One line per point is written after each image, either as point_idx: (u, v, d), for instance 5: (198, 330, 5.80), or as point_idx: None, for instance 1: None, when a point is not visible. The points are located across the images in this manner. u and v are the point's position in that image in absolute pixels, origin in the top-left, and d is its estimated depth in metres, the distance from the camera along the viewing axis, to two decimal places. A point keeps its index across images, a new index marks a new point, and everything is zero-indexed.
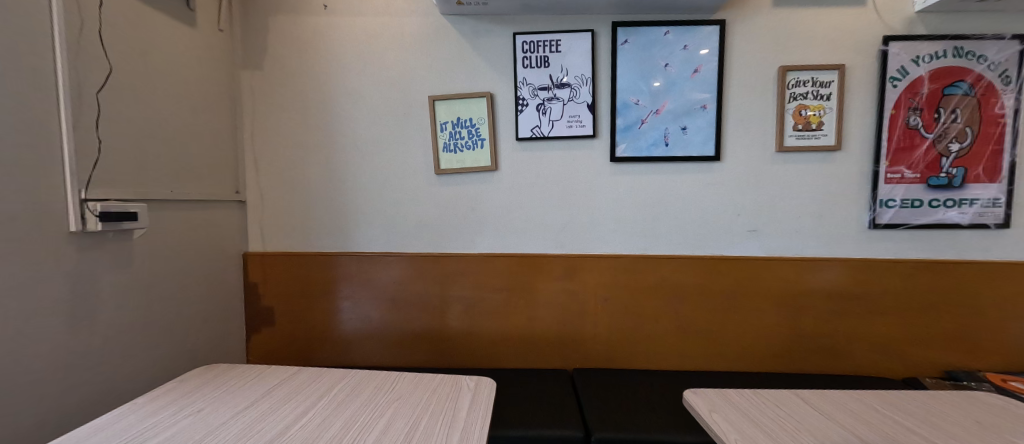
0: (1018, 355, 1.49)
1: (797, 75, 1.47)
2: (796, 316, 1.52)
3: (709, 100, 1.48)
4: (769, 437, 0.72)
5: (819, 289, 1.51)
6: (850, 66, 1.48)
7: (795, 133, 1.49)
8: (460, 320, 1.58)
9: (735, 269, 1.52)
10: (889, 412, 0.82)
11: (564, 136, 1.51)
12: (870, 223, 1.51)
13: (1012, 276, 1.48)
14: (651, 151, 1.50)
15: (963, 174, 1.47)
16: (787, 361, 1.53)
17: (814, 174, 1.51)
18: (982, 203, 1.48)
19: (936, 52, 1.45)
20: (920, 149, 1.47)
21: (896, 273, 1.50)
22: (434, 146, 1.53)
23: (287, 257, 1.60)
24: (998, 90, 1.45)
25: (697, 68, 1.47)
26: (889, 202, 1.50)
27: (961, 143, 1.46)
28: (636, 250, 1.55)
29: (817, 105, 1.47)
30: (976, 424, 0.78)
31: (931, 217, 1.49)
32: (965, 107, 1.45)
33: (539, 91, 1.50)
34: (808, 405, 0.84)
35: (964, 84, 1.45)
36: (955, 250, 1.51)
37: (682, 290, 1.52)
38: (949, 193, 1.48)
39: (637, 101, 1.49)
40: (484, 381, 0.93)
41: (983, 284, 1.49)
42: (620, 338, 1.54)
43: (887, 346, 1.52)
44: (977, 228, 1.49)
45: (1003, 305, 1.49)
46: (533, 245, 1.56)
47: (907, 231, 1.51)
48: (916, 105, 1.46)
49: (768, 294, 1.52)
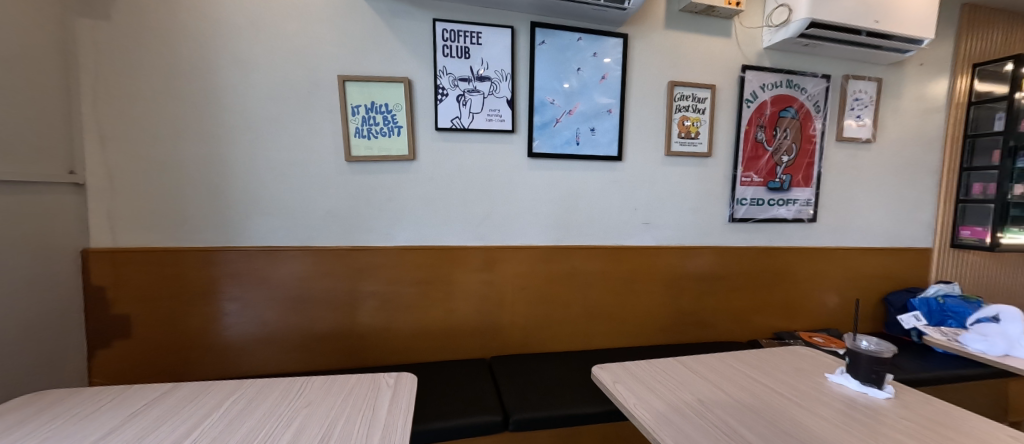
0: (818, 316, 2.00)
1: (682, 90, 1.71)
2: (677, 296, 1.79)
3: (613, 105, 1.64)
4: (660, 399, 0.84)
5: (693, 272, 1.81)
6: (720, 87, 1.77)
7: (679, 141, 1.74)
8: (374, 316, 1.49)
9: (631, 257, 1.72)
10: (742, 368, 1.03)
11: (483, 130, 1.52)
12: (730, 217, 1.85)
13: (816, 258, 1.97)
14: (564, 149, 1.60)
15: (789, 180, 1.89)
16: (669, 334, 1.80)
17: (693, 176, 1.78)
18: (801, 202, 1.93)
19: (776, 82, 1.83)
20: (763, 159, 1.85)
21: (746, 258, 1.87)
22: (344, 130, 1.41)
23: (150, 253, 1.32)
24: (812, 116, 1.89)
25: (604, 75, 1.61)
26: (743, 201, 1.85)
27: (789, 155, 1.88)
28: (550, 241, 1.65)
29: (695, 117, 1.74)
30: (795, 370, 1.03)
31: (769, 213, 1.89)
32: (792, 128, 1.87)
33: (459, 82, 1.48)
34: (687, 369, 1.01)
35: (792, 109, 1.87)
36: (783, 238, 1.94)
37: (588, 277, 1.68)
38: (781, 194, 1.89)
39: (552, 101, 1.57)
40: (404, 377, 0.90)
41: (799, 265, 1.95)
42: (534, 324, 1.63)
43: (738, 316, 1.89)
44: (797, 221, 1.94)
45: (811, 280, 1.97)
46: (452, 237, 1.55)
47: (754, 224, 1.89)
48: (762, 122, 1.83)
49: (658, 278, 1.76)
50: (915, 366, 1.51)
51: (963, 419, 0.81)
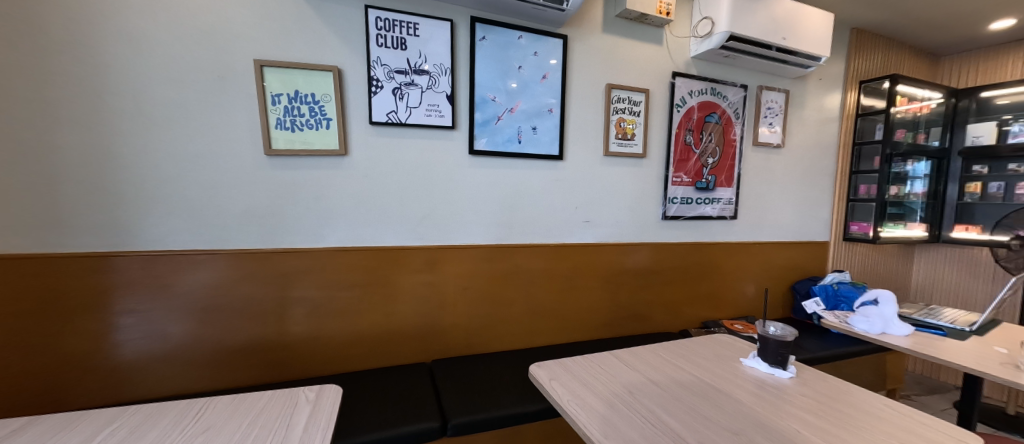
0: (738, 305, 2.19)
1: (618, 93, 1.78)
2: (616, 291, 1.87)
3: (554, 105, 1.66)
4: (593, 393, 0.86)
5: (631, 267, 1.90)
6: (653, 92, 1.87)
7: (616, 142, 1.81)
8: (303, 324, 1.38)
9: (573, 254, 1.76)
10: (670, 357, 1.09)
11: (422, 125, 1.46)
12: (662, 215, 1.96)
13: (736, 252, 2.15)
14: (506, 147, 1.59)
15: (714, 180, 2.05)
16: (609, 328, 1.87)
17: (629, 176, 1.87)
18: (724, 201, 2.09)
19: (702, 89, 1.97)
20: (691, 160, 1.98)
21: (677, 253, 2.00)
22: (264, 121, 1.28)
23: (12, 261, 1.11)
24: (733, 121, 2.07)
25: (545, 74, 1.63)
26: (674, 200, 1.97)
27: (713, 158, 2.04)
28: (493, 240, 1.63)
29: (631, 120, 1.82)
30: (716, 357, 1.11)
31: (696, 211, 2.03)
32: (715, 132, 2.03)
33: (395, 74, 1.41)
34: (621, 361, 1.04)
35: (716, 115, 2.02)
36: (709, 234, 2.09)
37: (531, 275, 1.69)
38: (707, 194, 2.04)
39: (494, 98, 1.55)
40: (327, 388, 0.83)
41: (723, 258, 2.12)
42: (478, 325, 1.61)
43: (671, 308, 2.01)
44: (721, 218, 2.10)
45: (733, 272, 2.15)
46: (389, 237, 1.48)
47: (683, 221, 2.02)
48: (690, 126, 1.96)
49: (598, 274, 1.82)
50: (818, 347, 1.71)
51: (850, 393, 0.92)
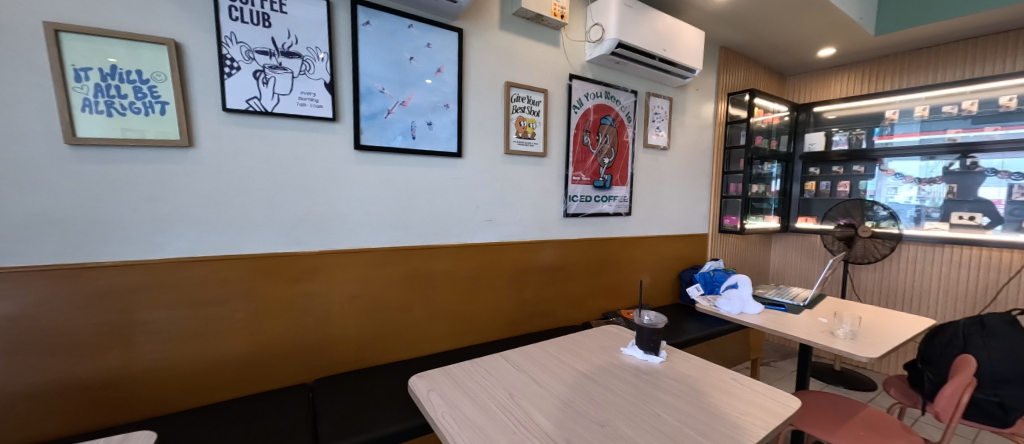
0: (634, 295, 2.37)
1: (517, 92, 1.79)
2: (521, 289, 1.88)
3: (451, 100, 1.60)
4: (470, 401, 0.82)
5: (535, 265, 1.92)
6: (552, 92, 1.92)
7: (517, 140, 1.81)
8: (141, 354, 1.13)
9: (476, 254, 1.73)
10: (557, 353, 1.10)
11: (295, 115, 1.29)
12: (564, 213, 2.03)
13: (631, 246, 2.32)
14: (398, 143, 1.49)
15: (610, 179, 2.18)
16: (516, 326, 1.88)
17: (531, 175, 1.89)
18: (619, 198, 2.24)
19: (597, 93, 2.07)
20: (589, 160, 2.08)
21: (578, 249, 2.08)
22: (64, 102, 1.01)
23: None
24: (625, 124, 2.22)
25: (440, 67, 1.56)
26: (574, 198, 2.05)
27: (609, 158, 2.16)
28: (387, 243, 1.51)
29: (531, 119, 1.84)
30: (599, 348, 1.16)
31: (595, 208, 2.14)
32: (610, 134, 2.16)
33: (256, 55, 1.22)
34: (509, 363, 1.03)
35: (610, 118, 2.15)
36: (607, 230, 2.22)
37: (432, 278, 1.61)
38: (604, 192, 2.16)
39: (382, 90, 1.44)
40: (136, 434, 0.76)
41: (619, 252, 2.27)
42: (372, 335, 1.49)
43: (574, 302, 2.09)
44: (617, 215, 2.25)
45: (629, 265, 2.32)
46: (258, 243, 1.28)
47: (583, 218, 2.11)
48: (587, 128, 2.05)
49: (503, 273, 1.81)
50: (700, 329, 1.96)
51: (707, 371, 1.01)
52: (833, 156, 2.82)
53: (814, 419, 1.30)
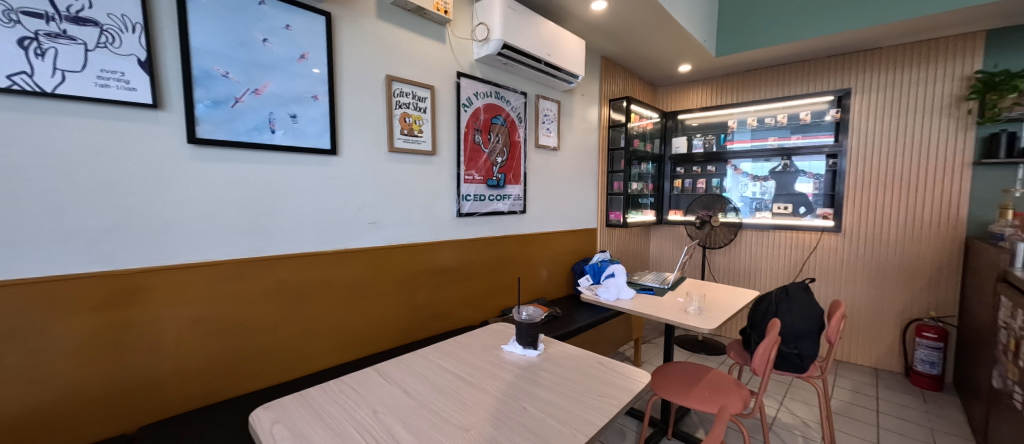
0: (532, 289, 2.46)
1: (400, 87, 1.69)
2: (414, 294, 1.79)
3: (320, 91, 1.44)
4: (322, 427, 0.74)
5: (429, 267, 1.86)
6: (439, 89, 1.86)
7: (402, 138, 1.72)
8: None
9: (360, 260, 1.59)
10: (437, 359, 1.06)
11: (93, 98, 1.03)
12: (457, 213, 1.99)
13: (527, 243, 2.39)
14: (252, 137, 1.28)
15: (503, 178, 2.21)
16: (410, 333, 1.79)
17: (420, 173, 1.81)
18: (513, 197, 2.28)
19: (486, 92, 2.08)
20: (481, 159, 2.08)
21: (473, 248, 2.07)
22: None
23: None
24: (517, 125, 2.27)
25: (303, 54, 1.39)
26: (467, 197, 2.03)
27: (501, 157, 2.19)
28: (242, 253, 1.30)
29: (417, 116, 1.76)
30: (481, 348, 1.16)
31: (489, 206, 2.15)
32: (501, 133, 2.18)
33: (22, 17, 0.94)
34: (381, 376, 0.95)
35: (501, 117, 2.18)
36: (503, 228, 2.25)
37: (304, 290, 1.44)
38: (497, 191, 2.18)
39: (226, 74, 1.23)
40: None
41: (516, 249, 2.32)
42: (228, 363, 1.28)
43: (473, 302, 2.08)
44: (512, 213, 2.29)
45: (525, 261, 2.39)
46: (43, 261, 1.00)
47: (477, 218, 2.10)
48: (478, 127, 2.05)
49: (392, 278, 1.71)
50: (588, 318, 2.14)
51: (579, 360, 1.07)
52: (696, 157, 3.29)
53: (668, 385, 1.51)
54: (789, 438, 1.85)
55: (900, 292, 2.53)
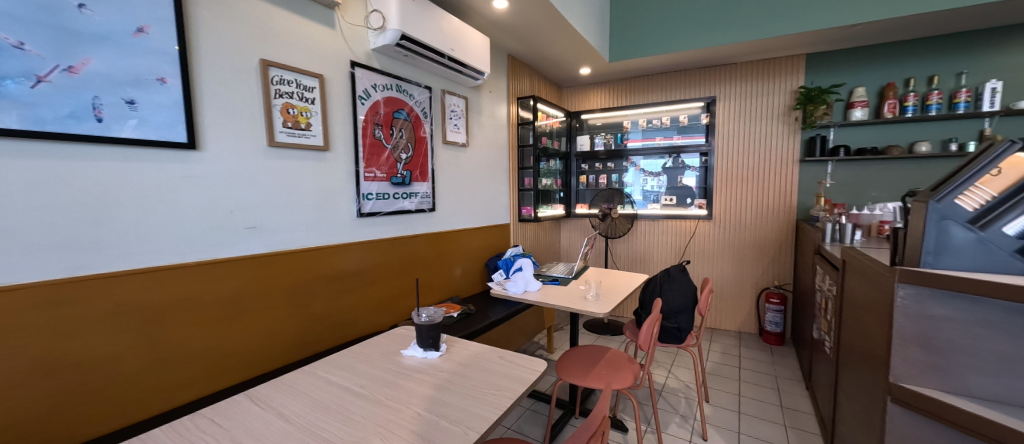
0: (446, 288, 2.41)
1: (280, 73, 1.50)
2: (309, 303, 1.63)
3: (170, 74, 1.21)
4: None
5: (326, 273, 1.70)
6: (329, 78, 1.70)
7: (285, 131, 1.53)
8: None
9: (236, 271, 1.39)
10: (328, 375, 0.98)
11: None
12: (357, 213, 1.84)
13: (438, 241, 2.34)
14: (67, 126, 1.04)
15: (409, 175, 2.11)
16: (306, 347, 1.63)
17: (309, 171, 1.64)
18: (421, 195, 2.20)
19: (386, 85, 1.96)
20: (383, 155, 1.96)
21: (379, 249, 1.95)
22: None
23: None
24: (421, 120, 2.19)
25: (142, 27, 1.15)
26: (368, 196, 1.90)
27: (406, 153, 2.09)
28: (61, 271, 1.06)
29: (303, 107, 1.59)
30: (379, 355, 1.10)
31: (395, 205, 2.03)
32: (405, 129, 2.09)
33: None
34: (256, 404, 0.85)
35: (404, 112, 2.08)
36: (411, 227, 2.15)
37: (158, 312, 1.21)
38: (403, 188, 2.08)
39: (21, 45, 0.97)
40: None
41: (426, 249, 2.25)
42: (47, 410, 1.04)
43: (381, 307, 1.97)
44: (420, 211, 2.20)
45: (437, 259, 2.33)
46: None
47: (382, 217, 1.97)
48: (377, 121, 1.92)
49: (279, 288, 1.52)
50: (501, 312, 2.17)
51: (481, 361, 1.06)
52: (600, 154, 3.55)
53: (570, 368, 1.62)
54: (674, 400, 2.11)
55: (755, 267, 3.05)
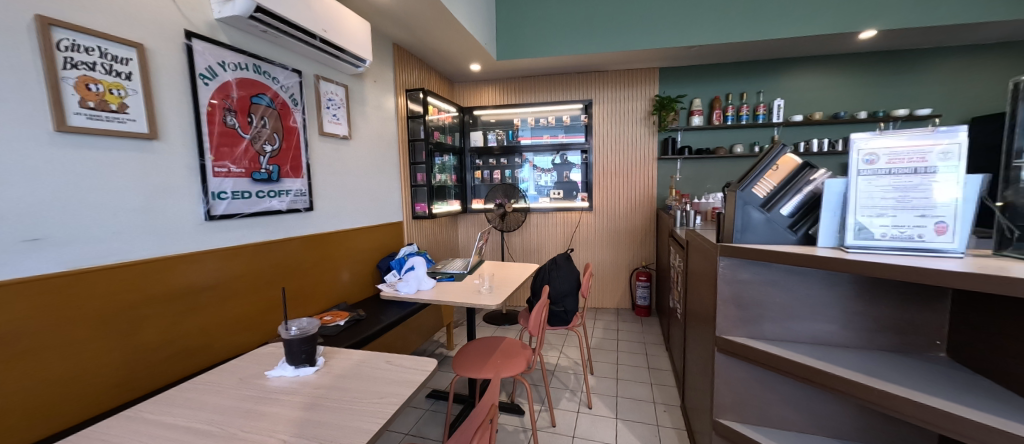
0: (332, 294, 2.20)
1: (69, 37, 1.16)
2: (140, 331, 1.32)
3: None
4: None
5: (164, 292, 1.39)
6: (153, 50, 1.38)
7: (84, 112, 1.19)
8: None
9: (9, 301, 1.05)
10: (168, 418, 0.85)
11: None
12: (206, 215, 1.53)
13: (319, 244, 2.10)
14: None
15: (277, 170, 1.84)
16: (138, 385, 1.32)
17: (126, 165, 1.30)
18: (293, 193, 1.93)
19: (239, 63, 1.66)
20: (240, 146, 1.66)
21: (241, 258, 1.67)
22: None
23: None
24: (290, 108, 1.93)
25: None
26: (222, 195, 1.59)
27: (272, 145, 1.82)
28: None
29: (113, 83, 1.25)
30: (237, 382, 1.00)
31: (259, 205, 1.75)
32: (269, 117, 1.80)
33: None
34: None
35: (266, 97, 1.79)
36: (283, 230, 1.89)
37: None
38: (270, 186, 1.80)
39: None
40: None
41: (304, 254, 2.00)
42: None
43: (247, 324, 1.70)
44: (293, 211, 1.93)
45: (318, 264, 2.09)
46: None
47: (242, 220, 1.68)
48: (230, 106, 1.63)
49: (89, 317, 1.20)
50: (395, 314, 2.07)
51: (376, 377, 1.00)
52: (494, 150, 3.62)
53: (467, 362, 1.62)
54: (565, 377, 2.30)
55: (628, 251, 3.50)
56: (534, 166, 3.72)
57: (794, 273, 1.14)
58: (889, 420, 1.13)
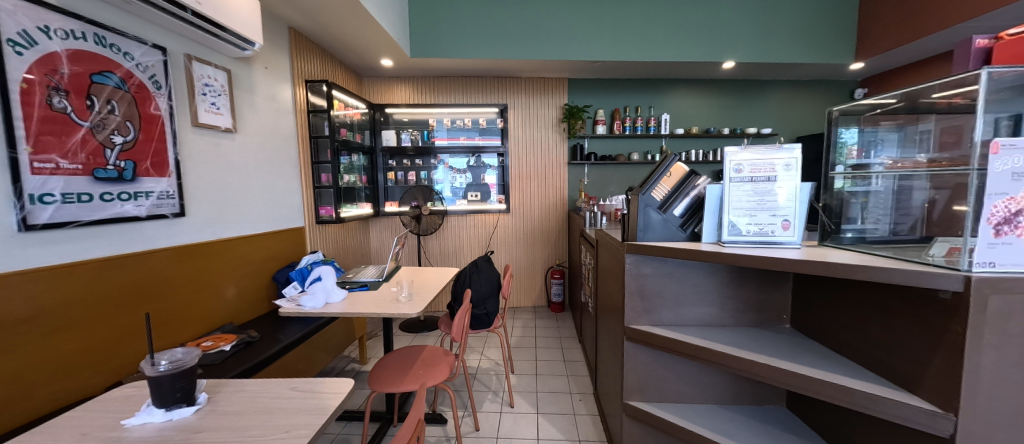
0: (214, 315, 1.87)
1: None
2: None
3: None
4: None
5: None
6: None
7: None
8: None
9: None
10: None
11: None
12: (20, 226, 1.19)
13: (195, 256, 1.76)
14: None
15: (132, 167, 1.49)
16: None
17: None
18: (157, 195, 1.58)
19: (70, 31, 1.31)
20: (75, 136, 1.31)
21: (74, 279, 1.31)
22: None
23: None
24: (150, 92, 1.57)
25: None
26: (46, 198, 1.24)
27: (124, 136, 1.46)
28: None
29: None
30: (80, 438, 0.79)
31: (106, 211, 1.40)
32: (120, 101, 1.45)
33: None
34: None
35: (114, 76, 1.44)
36: (140, 242, 1.54)
37: None
38: (122, 187, 1.45)
39: None
40: None
41: (173, 269, 1.66)
42: None
43: (88, 363, 1.34)
44: (156, 218, 1.58)
45: (192, 280, 1.74)
46: None
47: (78, 230, 1.33)
48: (57, 85, 1.27)
49: None
50: (297, 332, 1.84)
51: (276, 409, 0.87)
52: (408, 150, 3.47)
53: (386, 377, 1.51)
54: (486, 379, 2.31)
55: (544, 250, 3.66)
56: (450, 167, 3.66)
57: (684, 266, 1.30)
58: (754, 384, 1.37)
